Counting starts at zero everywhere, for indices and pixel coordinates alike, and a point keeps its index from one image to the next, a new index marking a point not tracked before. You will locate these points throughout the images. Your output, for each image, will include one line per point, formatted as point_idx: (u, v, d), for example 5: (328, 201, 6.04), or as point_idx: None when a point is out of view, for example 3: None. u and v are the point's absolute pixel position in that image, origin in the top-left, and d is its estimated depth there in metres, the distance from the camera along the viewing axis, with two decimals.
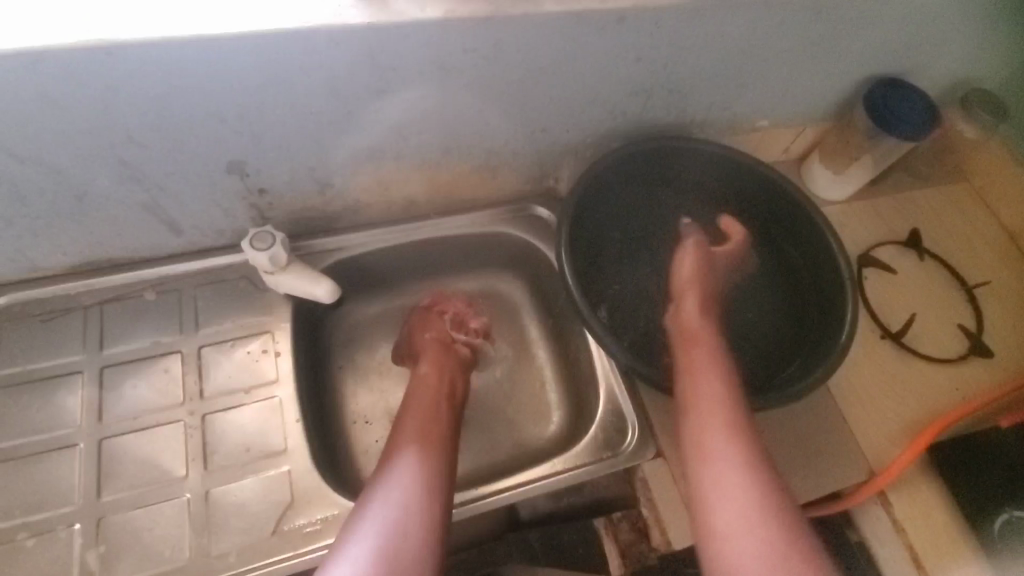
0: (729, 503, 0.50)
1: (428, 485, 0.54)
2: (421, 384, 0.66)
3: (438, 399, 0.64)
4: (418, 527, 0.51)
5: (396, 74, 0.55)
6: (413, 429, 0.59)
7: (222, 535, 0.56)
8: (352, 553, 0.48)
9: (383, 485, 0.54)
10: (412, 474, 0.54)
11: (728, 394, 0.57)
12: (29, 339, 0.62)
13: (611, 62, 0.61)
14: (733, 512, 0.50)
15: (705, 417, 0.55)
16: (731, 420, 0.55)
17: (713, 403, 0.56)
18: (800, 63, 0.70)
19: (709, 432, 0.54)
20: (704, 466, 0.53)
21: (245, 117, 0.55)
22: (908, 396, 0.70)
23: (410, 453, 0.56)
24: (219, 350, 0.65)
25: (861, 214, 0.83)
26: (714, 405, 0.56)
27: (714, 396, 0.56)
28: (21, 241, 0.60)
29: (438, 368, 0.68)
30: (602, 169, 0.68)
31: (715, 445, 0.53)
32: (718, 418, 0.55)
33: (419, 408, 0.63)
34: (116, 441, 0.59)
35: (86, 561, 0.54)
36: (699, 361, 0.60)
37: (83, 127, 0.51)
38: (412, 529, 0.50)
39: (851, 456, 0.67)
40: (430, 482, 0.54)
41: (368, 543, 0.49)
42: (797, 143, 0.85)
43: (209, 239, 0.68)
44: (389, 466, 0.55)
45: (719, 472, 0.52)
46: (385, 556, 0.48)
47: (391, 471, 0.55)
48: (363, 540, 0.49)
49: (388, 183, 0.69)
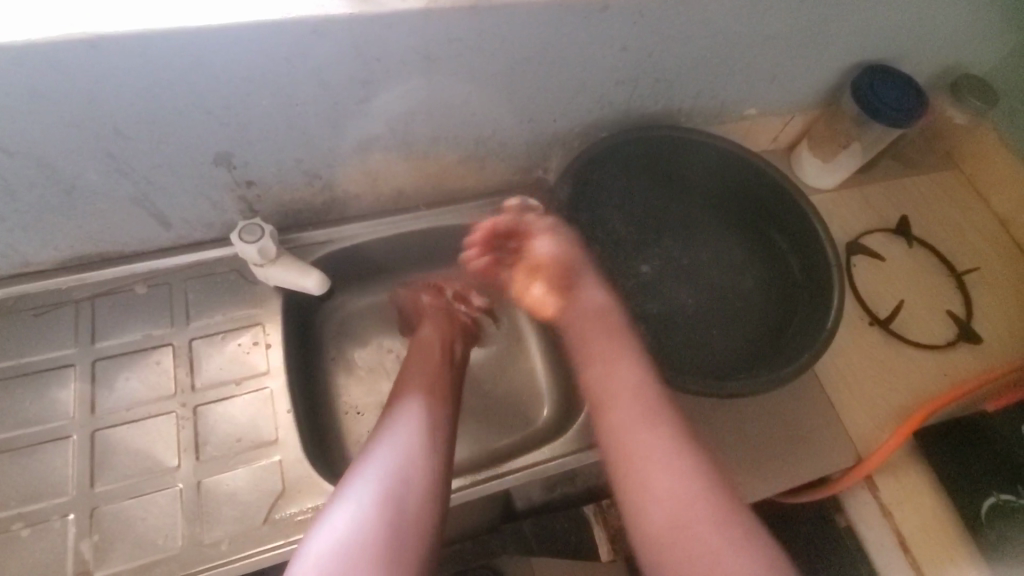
0: (662, 502, 0.46)
1: (430, 438, 0.55)
2: (415, 361, 0.66)
3: (442, 370, 0.65)
4: (421, 475, 0.52)
5: (381, 65, 0.55)
6: (416, 389, 0.61)
7: (215, 524, 0.57)
8: (354, 494, 0.50)
9: (386, 435, 0.55)
10: (415, 427, 0.56)
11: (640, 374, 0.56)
12: (22, 333, 0.63)
13: (597, 50, 0.62)
14: (668, 510, 0.46)
15: (616, 411, 0.53)
16: (643, 411, 0.52)
17: (619, 396, 0.54)
18: (787, 50, 0.70)
19: (627, 430, 0.51)
20: (629, 467, 0.49)
21: (232, 109, 0.55)
22: (897, 381, 0.71)
23: (413, 407, 0.58)
24: (210, 342, 0.65)
25: (850, 202, 0.83)
26: (631, 401, 0.53)
27: (628, 384, 0.54)
28: (11, 235, 0.60)
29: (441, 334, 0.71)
30: (589, 158, 0.69)
31: (638, 425, 0.52)
32: (631, 408, 0.53)
33: (421, 372, 0.64)
34: (109, 432, 0.60)
35: (81, 550, 0.54)
36: (605, 350, 0.58)
37: (68, 120, 0.51)
38: (415, 475, 0.52)
39: (839, 441, 0.67)
40: (432, 434, 0.56)
41: (371, 485, 0.50)
42: (786, 132, 0.85)
43: (199, 233, 0.68)
44: (392, 419, 0.57)
45: (646, 473, 0.48)
46: (388, 499, 0.49)
47: (394, 423, 0.56)
48: (367, 483, 0.50)
49: (377, 174, 0.69)
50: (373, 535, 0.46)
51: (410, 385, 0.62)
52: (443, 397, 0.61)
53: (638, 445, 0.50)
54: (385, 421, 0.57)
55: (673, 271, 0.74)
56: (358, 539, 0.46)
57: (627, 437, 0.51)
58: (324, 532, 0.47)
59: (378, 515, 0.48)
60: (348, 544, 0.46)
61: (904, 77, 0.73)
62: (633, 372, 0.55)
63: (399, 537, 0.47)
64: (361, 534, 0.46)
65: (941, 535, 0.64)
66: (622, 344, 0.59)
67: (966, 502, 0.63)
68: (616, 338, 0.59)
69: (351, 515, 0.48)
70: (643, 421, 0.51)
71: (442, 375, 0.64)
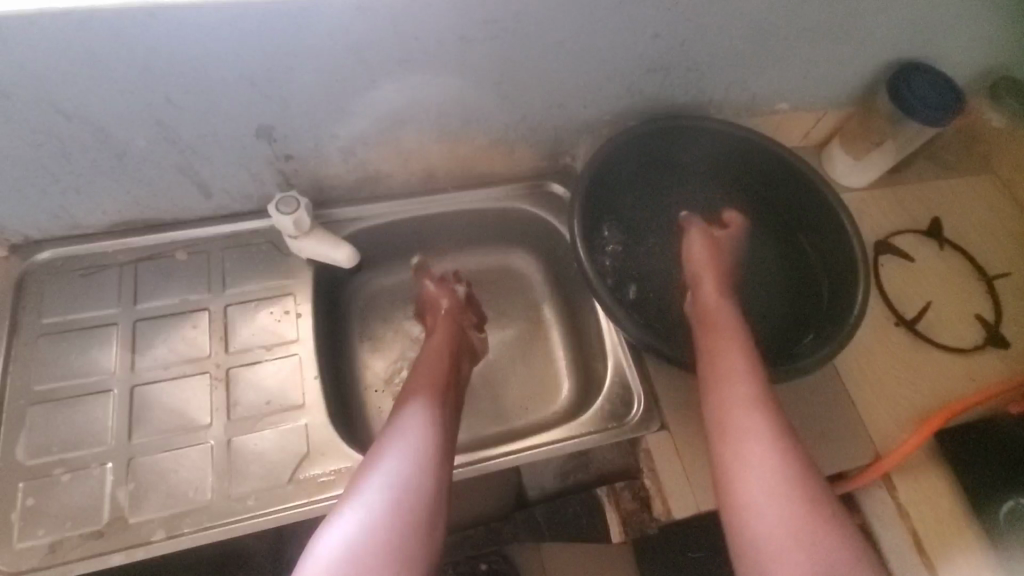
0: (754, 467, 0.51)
1: (433, 446, 0.56)
2: (428, 352, 0.69)
3: (443, 368, 0.66)
4: (426, 480, 0.53)
5: (419, 44, 0.57)
6: (418, 391, 0.61)
7: (242, 479, 0.59)
8: (362, 499, 0.51)
9: (391, 440, 0.56)
10: (421, 432, 0.57)
11: (748, 366, 0.58)
12: (70, 291, 0.67)
13: (631, 36, 0.62)
14: (763, 477, 0.51)
15: (727, 389, 0.56)
16: (750, 395, 0.56)
17: (746, 384, 0.56)
18: (821, 44, 0.70)
19: (733, 417, 0.55)
20: (733, 438, 0.54)
21: (276, 82, 0.57)
22: (918, 382, 0.70)
23: (417, 410, 0.59)
24: (244, 308, 0.68)
25: (882, 203, 0.82)
26: (756, 394, 0.56)
27: (735, 371, 0.57)
28: (65, 197, 0.63)
29: (449, 338, 0.71)
30: (618, 145, 0.70)
31: (740, 415, 0.55)
32: (742, 393, 0.56)
33: (427, 373, 0.65)
34: (148, 389, 0.63)
35: (117, 497, 0.57)
36: (726, 341, 0.60)
37: (125, 85, 0.54)
38: (422, 479, 0.53)
39: (857, 439, 0.67)
40: (437, 438, 0.57)
41: (379, 492, 0.51)
42: (818, 128, 0.84)
43: (238, 204, 0.71)
44: (396, 425, 0.58)
45: (746, 440, 0.53)
46: (397, 503, 0.51)
47: (398, 429, 0.57)
48: (374, 487, 0.52)
49: (410, 153, 0.71)
50: (384, 538, 0.49)
51: (416, 388, 0.62)
52: (445, 404, 0.62)
53: (742, 420, 0.54)
54: (390, 426, 0.58)
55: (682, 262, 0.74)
56: (368, 541, 0.48)
57: (734, 415, 0.55)
58: (333, 536, 0.49)
59: (386, 520, 0.50)
60: (359, 548, 0.48)
61: (956, 85, 0.71)
62: (747, 363, 0.58)
63: (408, 541, 0.49)
64: (373, 538, 0.48)
65: (956, 535, 0.63)
66: (746, 341, 0.60)
67: (978, 504, 0.63)
68: (733, 327, 0.61)
69: (360, 519, 0.50)
70: (748, 400, 0.55)
71: (440, 380, 0.64)
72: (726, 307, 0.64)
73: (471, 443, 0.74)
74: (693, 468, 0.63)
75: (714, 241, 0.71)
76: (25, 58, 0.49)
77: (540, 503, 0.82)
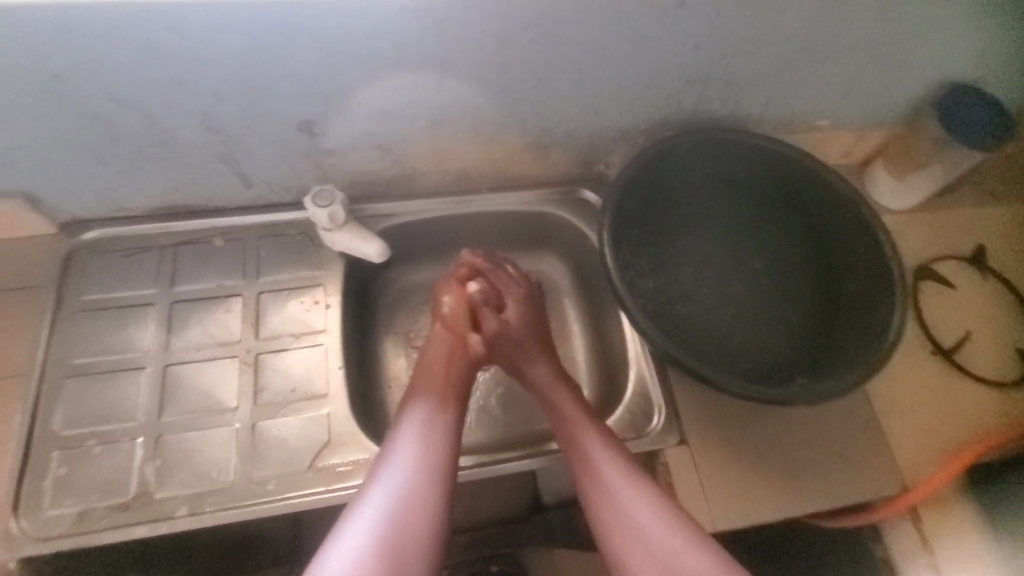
0: (634, 545, 0.53)
1: (429, 469, 0.55)
2: (436, 366, 0.66)
3: (454, 373, 0.66)
4: (420, 507, 0.53)
5: (460, 45, 0.58)
6: (421, 401, 0.62)
7: (264, 464, 0.61)
8: (351, 532, 0.51)
9: (382, 468, 0.55)
10: (416, 456, 0.56)
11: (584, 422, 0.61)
12: (113, 270, 0.69)
13: (671, 47, 0.62)
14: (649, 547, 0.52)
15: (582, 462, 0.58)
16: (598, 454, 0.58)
17: (593, 466, 0.58)
18: (867, 62, 0.68)
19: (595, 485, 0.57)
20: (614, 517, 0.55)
21: (317, 78, 0.58)
22: (952, 414, 0.68)
23: (412, 437, 0.58)
24: (276, 296, 0.70)
25: (922, 227, 0.80)
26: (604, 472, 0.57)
27: (580, 433, 0.60)
28: (111, 179, 0.66)
29: (450, 356, 0.67)
30: (653, 154, 0.69)
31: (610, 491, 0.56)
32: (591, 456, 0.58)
33: (435, 381, 0.65)
34: (179, 368, 0.65)
35: (144, 472, 0.59)
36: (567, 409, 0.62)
37: (175, 76, 0.56)
38: (411, 518, 0.52)
39: (885, 468, 0.65)
40: (430, 475, 0.55)
41: (367, 527, 0.51)
42: (860, 147, 0.82)
43: (275, 195, 0.73)
44: (390, 449, 0.57)
45: (616, 520, 0.54)
46: (380, 546, 0.50)
47: (391, 455, 0.56)
48: (363, 523, 0.51)
49: (444, 154, 0.72)
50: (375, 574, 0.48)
51: (415, 413, 0.60)
52: (448, 412, 0.61)
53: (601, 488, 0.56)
54: (384, 450, 0.57)
55: (708, 275, 0.74)
56: None
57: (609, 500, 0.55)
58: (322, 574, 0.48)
59: (377, 554, 0.49)
60: None
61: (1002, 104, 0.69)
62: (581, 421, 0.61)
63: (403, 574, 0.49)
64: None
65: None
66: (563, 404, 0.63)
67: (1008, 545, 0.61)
68: (561, 397, 0.64)
69: (348, 557, 0.49)
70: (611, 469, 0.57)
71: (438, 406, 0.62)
72: (555, 386, 0.65)
73: (488, 444, 0.74)
74: (711, 484, 0.63)
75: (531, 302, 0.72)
76: (80, 43, 0.51)
77: (557, 509, 0.84)
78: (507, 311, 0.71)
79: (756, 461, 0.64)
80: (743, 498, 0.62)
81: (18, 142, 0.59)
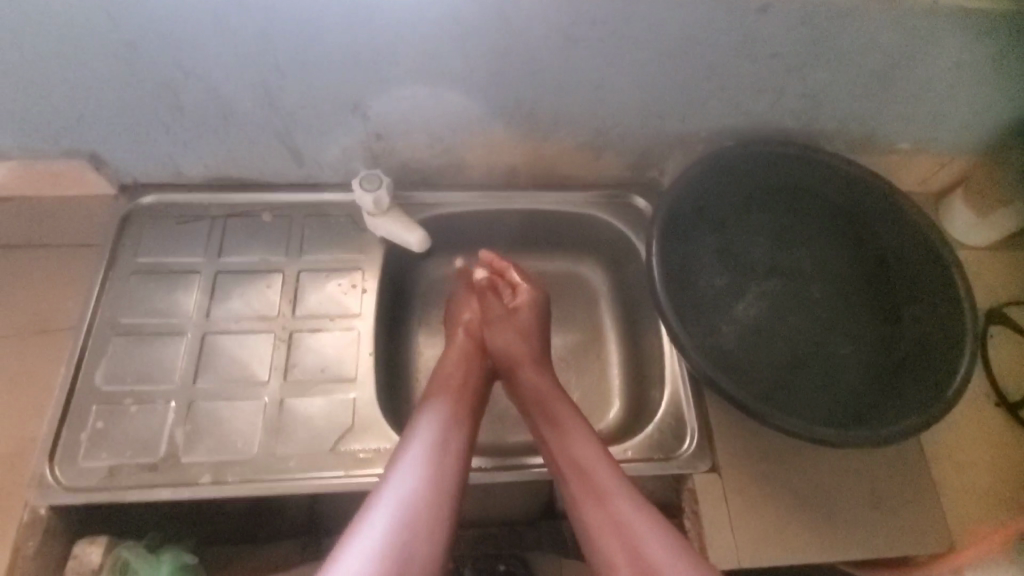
0: None
1: (431, 497, 0.53)
2: (452, 373, 0.65)
3: (466, 381, 0.65)
4: (420, 539, 0.50)
5: (524, 37, 0.56)
6: (432, 411, 0.60)
7: (288, 441, 0.61)
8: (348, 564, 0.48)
9: (382, 494, 0.53)
10: (418, 481, 0.53)
11: (595, 450, 0.58)
12: (164, 235, 0.71)
13: (744, 54, 0.59)
14: None
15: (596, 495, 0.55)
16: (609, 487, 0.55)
17: (605, 500, 0.54)
18: (957, 84, 0.63)
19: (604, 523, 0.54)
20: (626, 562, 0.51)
21: (378, 61, 0.58)
22: (1013, 473, 0.63)
23: (416, 458, 0.55)
24: (315, 276, 0.70)
25: (999, 267, 0.74)
26: (614, 509, 0.54)
27: (592, 463, 0.57)
28: (171, 146, 0.68)
29: (464, 364, 0.67)
30: (712, 165, 0.66)
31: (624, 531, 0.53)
32: (603, 491, 0.55)
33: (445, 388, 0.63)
34: (217, 337, 0.66)
35: (174, 435, 0.61)
36: (576, 426, 0.60)
37: (242, 51, 0.56)
38: (411, 545, 0.50)
39: (933, 523, 0.60)
40: (434, 496, 0.53)
41: (364, 559, 0.48)
42: (938, 175, 0.77)
43: (324, 174, 0.73)
44: (393, 472, 0.54)
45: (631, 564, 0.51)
46: (381, 570, 0.48)
47: (393, 480, 0.54)
48: (360, 556, 0.48)
49: (495, 148, 0.70)
50: None
51: (425, 425, 0.58)
52: (458, 428, 0.59)
53: (613, 528, 0.53)
54: (387, 471, 0.55)
55: (758, 296, 0.69)
56: None
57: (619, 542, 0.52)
58: None
59: None
60: None
61: None
62: (593, 449, 0.58)
63: None
64: None
65: None
66: (574, 423, 0.60)
67: None
68: (573, 415, 0.61)
69: None
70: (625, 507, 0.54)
71: (450, 419, 0.59)
72: (562, 398, 0.63)
73: (509, 446, 0.73)
74: (739, 517, 0.59)
75: (541, 310, 0.71)
76: (155, 11, 0.52)
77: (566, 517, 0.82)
78: (520, 313, 0.70)
79: (790, 498, 0.60)
80: (772, 536, 0.59)
81: (90, 105, 0.62)
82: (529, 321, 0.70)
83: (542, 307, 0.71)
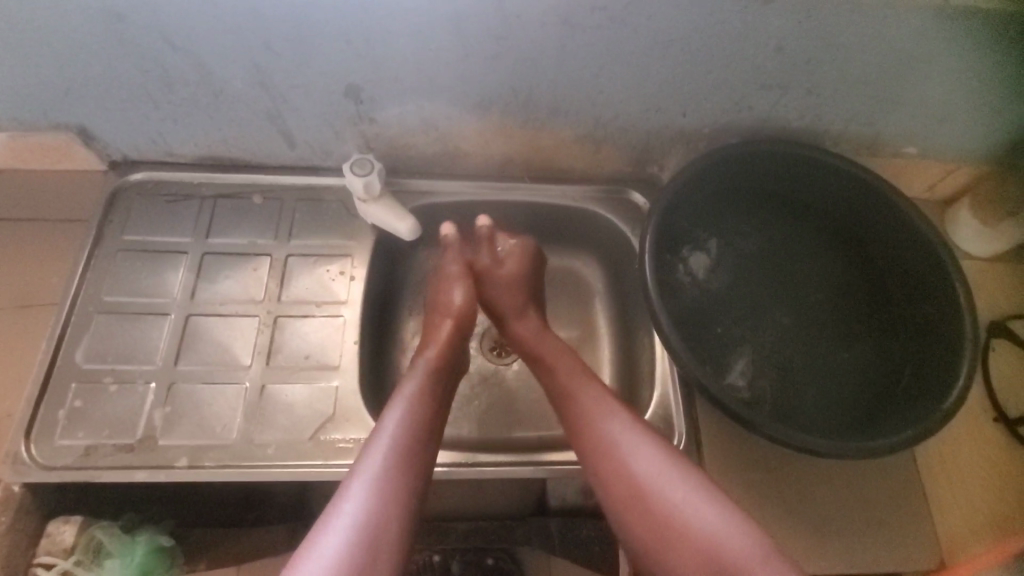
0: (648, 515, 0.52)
1: (394, 502, 0.50)
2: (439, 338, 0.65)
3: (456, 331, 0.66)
4: (385, 541, 0.48)
5: (519, 21, 0.54)
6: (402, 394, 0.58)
7: (268, 427, 0.60)
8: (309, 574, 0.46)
9: (344, 499, 0.50)
10: (380, 485, 0.50)
11: (586, 390, 0.59)
12: (152, 214, 0.70)
13: (748, 47, 0.57)
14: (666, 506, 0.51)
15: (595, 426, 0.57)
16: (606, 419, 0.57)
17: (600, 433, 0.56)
18: (970, 87, 0.61)
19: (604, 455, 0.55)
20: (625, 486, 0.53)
21: (371, 43, 0.56)
22: (1009, 490, 0.61)
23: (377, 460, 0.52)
24: (304, 262, 0.69)
25: (1004, 279, 0.72)
26: (602, 436, 0.56)
27: (586, 399, 0.59)
28: (161, 124, 0.66)
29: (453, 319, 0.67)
30: (710, 165, 0.64)
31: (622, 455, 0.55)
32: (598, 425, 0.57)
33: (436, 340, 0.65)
34: (201, 319, 0.65)
35: (152, 417, 0.60)
36: (562, 364, 0.62)
37: (230, 27, 0.55)
38: (376, 547, 0.47)
39: (922, 539, 0.59)
40: (397, 501, 0.50)
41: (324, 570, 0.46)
42: (946, 182, 0.74)
43: (317, 158, 0.72)
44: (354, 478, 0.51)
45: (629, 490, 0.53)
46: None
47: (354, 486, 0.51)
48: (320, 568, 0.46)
49: (491, 136, 0.69)
50: None
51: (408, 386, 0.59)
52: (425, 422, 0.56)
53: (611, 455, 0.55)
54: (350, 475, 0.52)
55: (754, 300, 0.67)
56: None
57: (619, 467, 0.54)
58: None
59: None
60: None
61: None
62: (584, 386, 0.60)
63: None
64: None
65: None
66: (567, 363, 0.62)
67: None
68: (564, 355, 0.63)
69: None
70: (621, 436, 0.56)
71: (431, 379, 0.60)
72: (552, 341, 0.65)
73: (494, 442, 0.71)
74: None
75: (528, 256, 0.72)
76: None
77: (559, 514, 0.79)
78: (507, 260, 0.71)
79: (777, 508, 0.59)
80: None
81: (76, 78, 0.60)
82: (516, 267, 0.71)
83: (533, 254, 0.72)
